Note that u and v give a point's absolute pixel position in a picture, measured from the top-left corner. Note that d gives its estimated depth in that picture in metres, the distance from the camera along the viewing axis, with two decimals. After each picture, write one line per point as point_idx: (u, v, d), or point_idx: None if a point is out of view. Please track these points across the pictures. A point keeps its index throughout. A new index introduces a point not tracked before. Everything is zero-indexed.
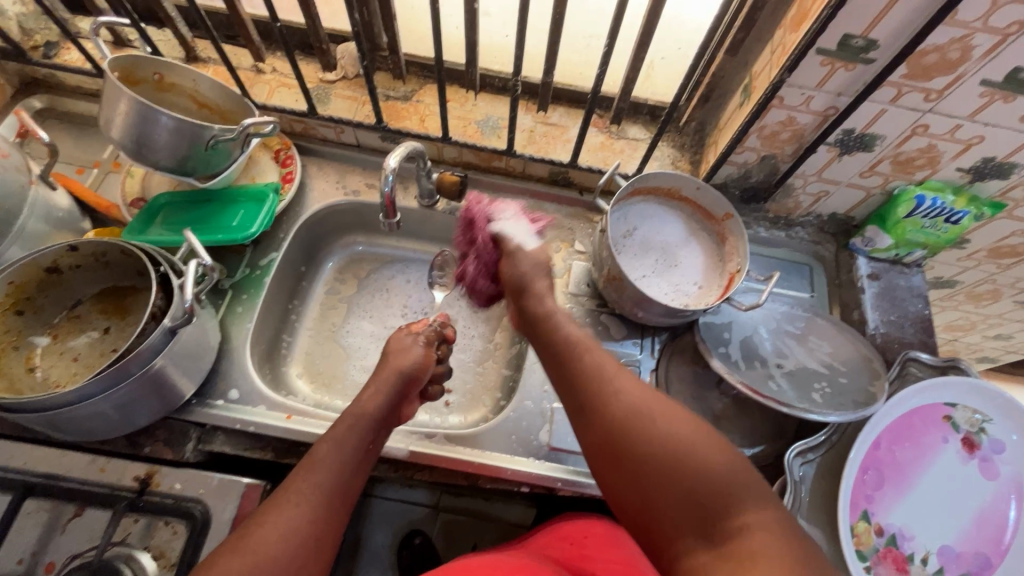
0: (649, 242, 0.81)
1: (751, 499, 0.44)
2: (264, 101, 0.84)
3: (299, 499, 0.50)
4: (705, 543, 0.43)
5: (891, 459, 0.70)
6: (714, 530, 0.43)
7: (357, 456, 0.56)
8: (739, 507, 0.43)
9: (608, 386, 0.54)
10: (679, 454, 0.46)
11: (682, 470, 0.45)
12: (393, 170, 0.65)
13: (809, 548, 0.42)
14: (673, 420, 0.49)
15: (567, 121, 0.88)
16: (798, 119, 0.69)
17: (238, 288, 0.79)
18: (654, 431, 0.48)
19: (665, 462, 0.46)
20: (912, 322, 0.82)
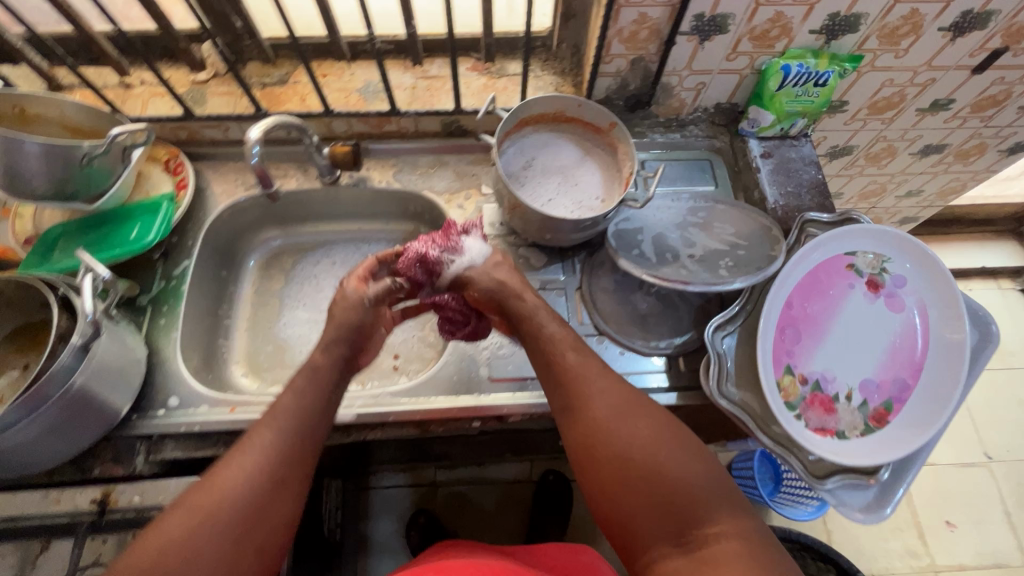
0: (546, 168, 0.84)
1: (724, 508, 0.54)
2: (139, 114, 0.83)
3: (244, 461, 0.54)
4: (679, 546, 0.53)
5: (804, 315, 0.74)
6: (689, 536, 0.53)
7: (319, 409, 0.60)
8: (712, 519, 0.53)
9: (595, 391, 0.62)
10: (662, 471, 0.55)
11: (665, 485, 0.55)
12: (256, 141, 0.66)
13: (770, 557, 0.50)
14: (658, 435, 0.58)
15: (447, 70, 0.89)
16: (649, 14, 0.71)
17: (157, 302, 0.79)
18: (635, 449, 0.57)
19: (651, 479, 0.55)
20: (808, 189, 0.86)
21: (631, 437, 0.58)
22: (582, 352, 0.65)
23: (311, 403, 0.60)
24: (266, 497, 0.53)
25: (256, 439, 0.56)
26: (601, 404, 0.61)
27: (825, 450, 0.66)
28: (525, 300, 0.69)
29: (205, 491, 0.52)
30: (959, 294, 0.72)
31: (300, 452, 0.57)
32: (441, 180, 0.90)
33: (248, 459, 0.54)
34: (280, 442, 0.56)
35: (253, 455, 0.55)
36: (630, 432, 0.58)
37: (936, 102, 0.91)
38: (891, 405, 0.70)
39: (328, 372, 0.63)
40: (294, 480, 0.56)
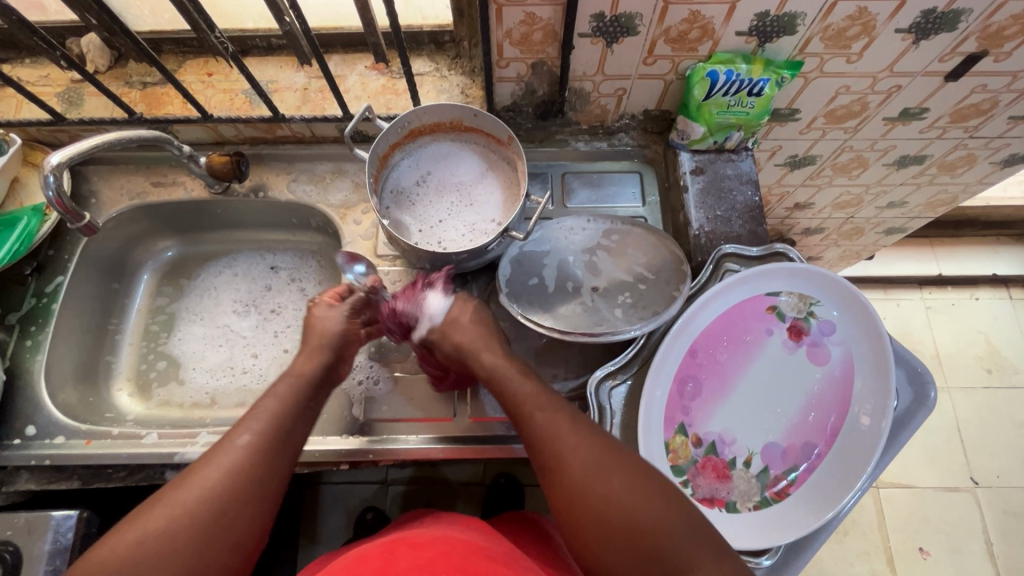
0: (443, 185, 0.76)
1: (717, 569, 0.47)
2: (12, 117, 0.78)
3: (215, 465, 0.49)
4: None
5: (710, 365, 0.66)
6: None
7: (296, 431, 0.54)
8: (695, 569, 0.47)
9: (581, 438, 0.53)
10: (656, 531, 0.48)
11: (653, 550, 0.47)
12: (54, 168, 0.58)
13: None
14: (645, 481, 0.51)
15: (344, 69, 0.80)
16: (538, 15, 0.61)
17: (25, 321, 0.75)
18: (620, 506, 0.49)
19: (637, 544, 0.47)
20: (740, 213, 0.75)
21: (620, 495, 0.49)
22: (558, 404, 0.56)
23: (289, 406, 0.55)
24: (237, 508, 0.48)
25: (226, 447, 0.50)
26: (584, 457, 0.52)
27: None
28: (485, 360, 0.60)
29: (167, 506, 0.46)
30: (890, 351, 0.63)
31: (277, 465, 0.51)
32: (338, 192, 0.82)
33: (214, 467, 0.49)
34: (259, 447, 0.51)
35: (225, 461, 0.49)
36: (618, 488, 0.50)
37: (906, 111, 0.78)
38: (795, 473, 0.63)
39: (309, 377, 0.58)
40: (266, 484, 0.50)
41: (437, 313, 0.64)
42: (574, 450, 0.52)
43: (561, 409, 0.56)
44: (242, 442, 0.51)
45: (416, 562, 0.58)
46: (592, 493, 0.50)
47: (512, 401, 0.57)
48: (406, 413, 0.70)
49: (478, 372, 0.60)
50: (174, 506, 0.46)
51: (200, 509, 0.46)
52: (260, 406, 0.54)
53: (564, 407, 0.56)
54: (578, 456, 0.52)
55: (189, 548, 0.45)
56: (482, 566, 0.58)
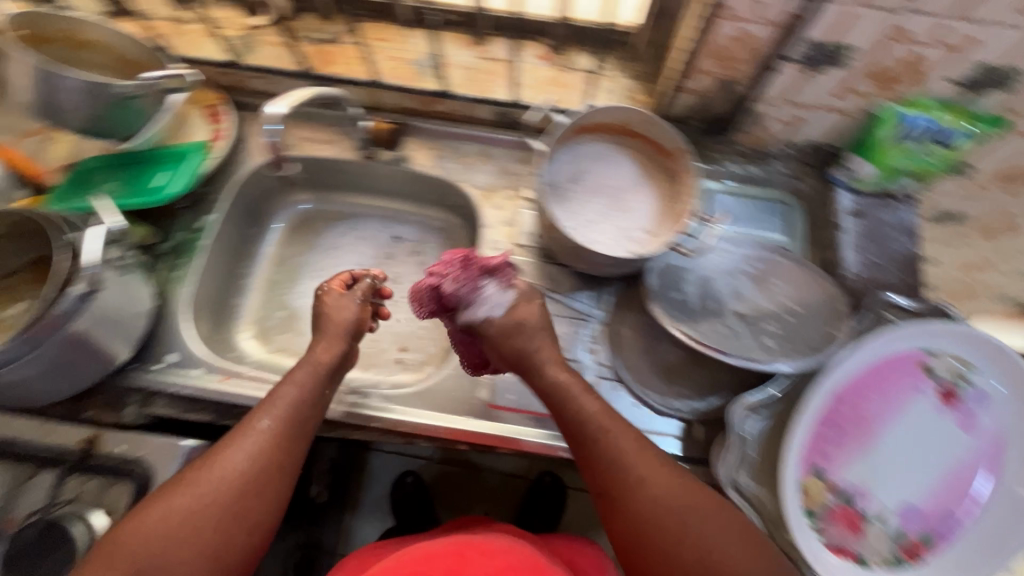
0: (596, 185, 0.75)
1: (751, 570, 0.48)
2: (188, 54, 0.80)
3: (238, 454, 0.51)
4: None
5: (855, 414, 0.64)
6: None
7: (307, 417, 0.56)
8: None
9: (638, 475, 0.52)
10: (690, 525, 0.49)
11: (683, 544, 0.49)
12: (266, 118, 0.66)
13: None
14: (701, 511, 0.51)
15: (511, 54, 0.80)
16: (752, 31, 0.60)
17: (175, 253, 0.77)
18: (660, 500, 0.50)
19: (666, 538, 0.49)
20: (897, 262, 0.73)
21: (661, 493, 0.51)
22: (611, 415, 0.55)
23: (308, 401, 0.56)
24: (258, 495, 0.51)
25: (276, 406, 0.55)
26: (631, 456, 0.52)
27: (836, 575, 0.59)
28: (548, 374, 0.58)
29: (223, 455, 0.51)
30: None
31: (283, 453, 0.53)
32: (482, 174, 0.82)
33: (260, 418, 0.53)
34: (277, 434, 0.53)
35: (269, 417, 0.54)
36: (660, 483, 0.51)
37: None
38: (930, 539, 0.61)
39: (326, 367, 0.59)
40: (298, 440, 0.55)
41: (498, 312, 0.61)
42: (620, 448, 0.53)
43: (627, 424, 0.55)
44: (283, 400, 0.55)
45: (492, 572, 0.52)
46: (630, 490, 0.51)
47: (565, 413, 0.56)
48: (529, 406, 0.70)
49: (540, 387, 0.59)
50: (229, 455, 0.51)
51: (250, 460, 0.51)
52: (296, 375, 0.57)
53: (617, 414, 0.55)
54: (621, 450, 0.53)
55: (210, 533, 0.48)
56: None
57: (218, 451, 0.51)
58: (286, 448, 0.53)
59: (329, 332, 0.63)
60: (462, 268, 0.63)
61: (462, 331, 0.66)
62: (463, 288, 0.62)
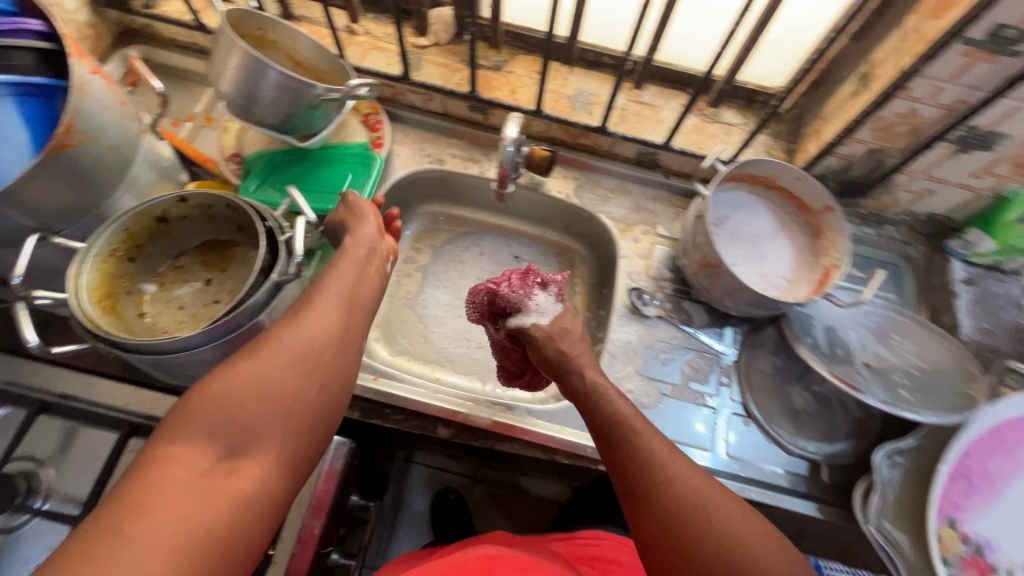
0: (738, 231, 0.79)
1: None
2: (358, 64, 0.84)
3: (270, 397, 0.46)
4: None
5: (982, 469, 0.68)
6: None
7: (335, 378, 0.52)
8: None
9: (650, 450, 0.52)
10: (735, 536, 0.46)
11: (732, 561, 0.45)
12: (512, 141, 0.65)
13: None
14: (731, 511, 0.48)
15: (660, 101, 0.86)
16: (920, 111, 0.66)
17: (327, 250, 0.80)
18: (695, 507, 0.48)
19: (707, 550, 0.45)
20: (1008, 332, 0.79)
21: (701, 498, 0.48)
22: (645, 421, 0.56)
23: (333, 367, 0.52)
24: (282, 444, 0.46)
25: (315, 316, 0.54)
26: (667, 461, 0.51)
27: None
28: (586, 376, 0.62)
29: (259, 383, 0.47)
30: None
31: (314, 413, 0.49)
32: (619, 208, 0.87)
33: (308, 325, 0.53)
34: (305, 387, 0.49)
35: (312, 327, 0.53)
36: (696, 489, 0.49)
37: None
38: None
39: (340, 327, 0.56)
40: (349, 359, 0.54)
41: (547, 318, 0.67)
42: (653, 451, 0.52)
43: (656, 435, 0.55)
44: (321, 315, 0.55)
45: None
46: (669, 492, 0.49)
47: (601, 418, 0.57)
48: (668, 434, 0.73)
49: (575, 387, 0.62)
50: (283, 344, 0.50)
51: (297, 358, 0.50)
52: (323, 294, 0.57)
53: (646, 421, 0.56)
54: (654, 453, 0.52)
55: (235, 477, 0.41)
56: None
57: (285, 373, 0.48)
58: (334, 352, 0.53)
59: (349, 274, 0.61)
60: (519, 275, 0.70)
61: (506, 340, 0.72)
62: (510, 292, 0.68)
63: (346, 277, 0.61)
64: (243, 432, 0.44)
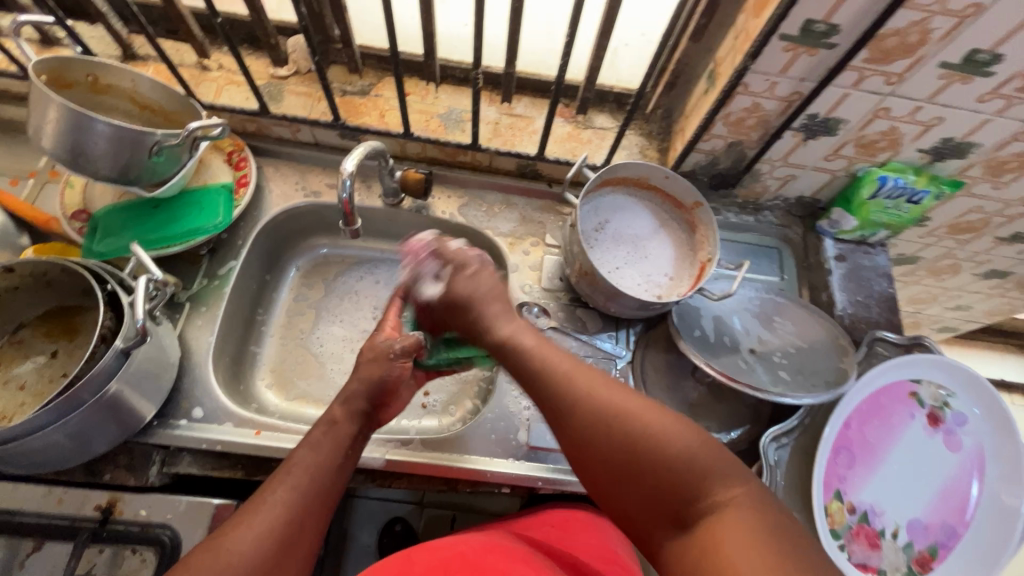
0: (618, 234, 0.80)
1: (717, 477, 0.43)
2: (212, 101, 0.80)
3: (271, 506, 0.47)
4: (680, 528, 0.43)
5: (862, 438, 0.71)
6: (686, 515, 0.43)
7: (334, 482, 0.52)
8: (706, 490, 0.43)
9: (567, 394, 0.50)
10: (635, 422, 0.46)
11: (637, 450, 0.45)
12: (352, 174, 0.61)
13: (777, 520, 0.40)
14: (648, 414, 0.47)
15: (532, 111, 0.86)
16: (763, 105, 0.69)
17: (196, 301, 0.75)
18: (586, 405, 0.49)
19: (613, 440, 0.46)
20: (878, 301, 0.83)
21: (604, 401, 0.48)
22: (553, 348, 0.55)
23: (326, 462, 0.52)
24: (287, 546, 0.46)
25: (276, 497, 0.48)
26: (573, 377, 0.51)
27: None
28: None
29: (264, 501, 0.48)
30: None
31: (317, 505, 0.50)
32: (506, 222, 0.86)
33: (271, 512, 0.47)
34: (307, 487, 0.50)
35: (268, 519, 0.46)
36: (598, 395, 0.49)
37: (1017, 235, 0.89)
38: (936, 550, 0.68)
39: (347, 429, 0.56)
40: (308, 537, 0.48)
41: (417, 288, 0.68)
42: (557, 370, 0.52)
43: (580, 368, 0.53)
44: (279, 507, 0.47)
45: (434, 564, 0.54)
46: (572, 398, 0.50)
47: (512, 358, 0.56)
48: None
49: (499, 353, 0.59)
50: (233, 549, 0.44)
51: (251, 565, 0.44)
52: (291, 476, 0.50)
53: (555, 345, 0.56)
54: (561, 371, 0.52)
55: None
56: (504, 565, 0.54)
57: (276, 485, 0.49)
58: (296, 535, 0.47)
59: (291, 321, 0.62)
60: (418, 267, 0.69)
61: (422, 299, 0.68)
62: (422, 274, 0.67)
63: (326, 461, 0.52)
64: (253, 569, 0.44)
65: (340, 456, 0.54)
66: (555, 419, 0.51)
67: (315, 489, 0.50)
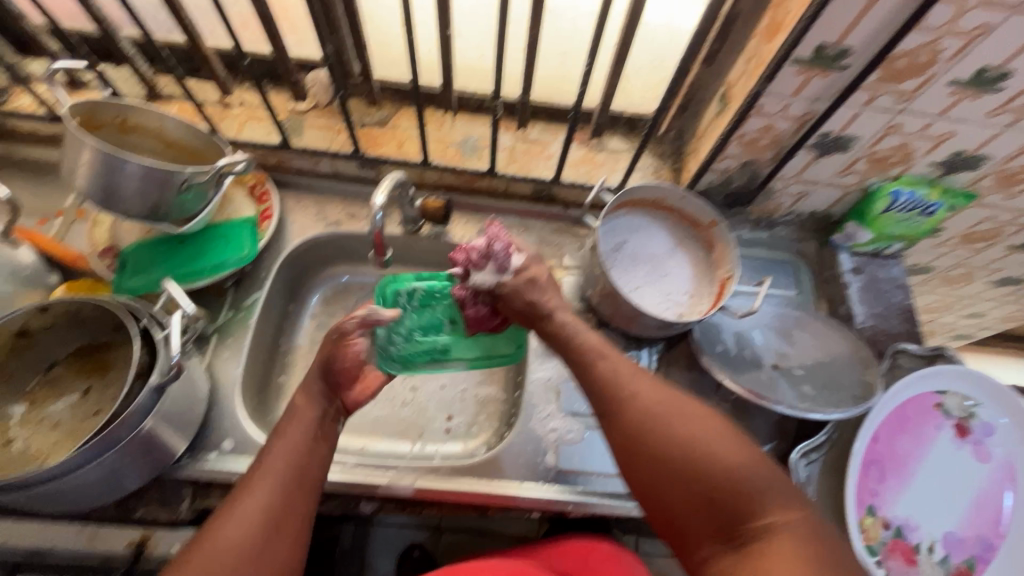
0: (637, 254, 0.81)
1: (774, 503, 0.47)
2: (235, 136, 0.82)
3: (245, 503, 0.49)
4: (727, 542, 0.47)
5: (890, 452, 0.71)
6: (737, 532, 0.46)
7: (311, 468, 0.52)
8: (761, 510, 0.46)
9: (629, 392, 0.53)
10: (692, 440, 0.50)
11: (693, 461, 0.49)
12: (382, 207, 0.62)
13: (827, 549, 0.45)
14: (708, 434, 0.50)
15: (547, 137, 0.87)
16: (776, 125, 0.71)
17: (223, 333, 0.76)
18: (652, 411, 0.52)
19: (672, 447, 0.50)
20: (897, 313, 0.84)
21: (667, 411, 0.52)
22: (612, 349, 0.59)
23: (298, 444, 0.53)
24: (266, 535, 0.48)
25: (257, 493, 0.49)
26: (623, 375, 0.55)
27: None
28: None
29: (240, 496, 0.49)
30: None
31: (295, 493, 0.51)
32: (524, 245, 0.87)
33: (245, 507, 0.48)
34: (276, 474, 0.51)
35: (248, 510, 0.48)
36: (653, 399, 0.53)
37: None
38: (974, 564, 0.67)
39: (314, 404, 0.56)
40: (294, 516, 0.50)
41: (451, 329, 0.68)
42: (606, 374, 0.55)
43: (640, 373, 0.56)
44: (255, 501, 0.49)
45: None
46: (630, 403, 0.53)
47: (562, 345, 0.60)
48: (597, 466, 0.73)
49: None
50: (219, 543, 0.46)
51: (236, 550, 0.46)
52: (267, 467, 0.51)
53: (615, 347, 0.59)
54: (618, 379, 0.55)
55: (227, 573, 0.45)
56: None
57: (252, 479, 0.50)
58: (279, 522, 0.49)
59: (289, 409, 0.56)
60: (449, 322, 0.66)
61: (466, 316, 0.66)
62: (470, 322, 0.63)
63: (297, 444, 0.53)
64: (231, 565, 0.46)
65: (311, 438, 0.54)
66: (608, 415, 0.54)
67: (294, 474, 0.51)
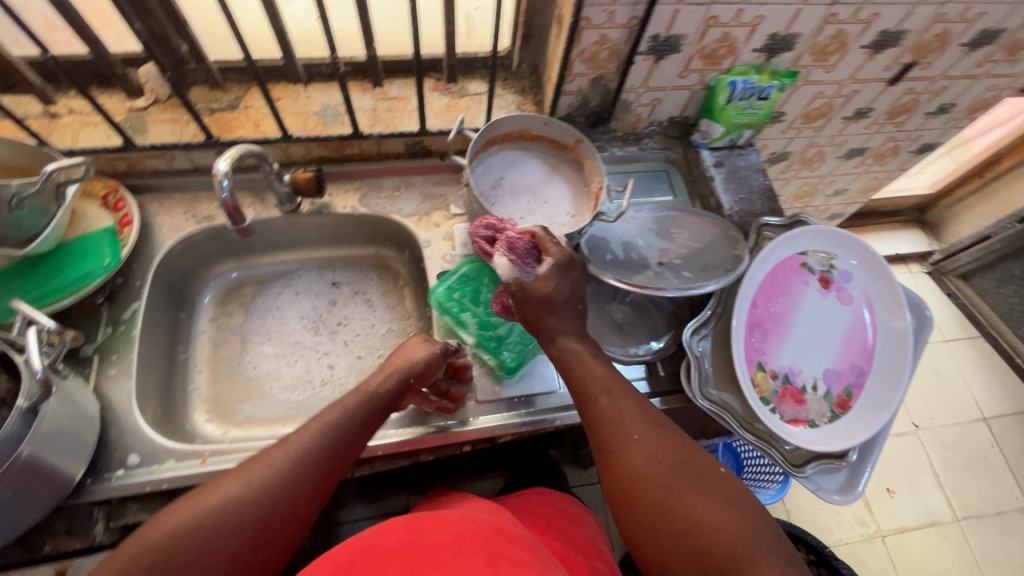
0: (515, 186, 0.83)
1: (760, 555, 0.47)
2: (70, 146, 0.76)
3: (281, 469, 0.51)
4: None
5: (769, 313, 0.78)
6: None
7: (347, 454, 0.56)
8: (748, 567, 0.46)
9: (631, 435, 0.56)
10: (682, 496, 0.51)
11: (684, 515, 0.50)
12: (225, 174, 0.62)
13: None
14: (702, 491, 0.51)
15: (406, 92, 0.88)
16: (609, 36, 0.74)
17: (104, 351, 0.71)
18: (642, 456, 0.54)
19: (670, 500, 0.51)
20: (759, 194, 0.91)
21: (657, 455, 0.54)
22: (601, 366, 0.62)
23: (348, 431, 0.57)
24: (284, 510, 0.50)
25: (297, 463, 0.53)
26: (627, 420, 0.57)
27: (805, 439, 0.72)
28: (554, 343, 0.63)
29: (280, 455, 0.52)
30: (898, 285, 0.78)
31: (330, 471, 0.54)
32: (408, 203, 0.87)
33: (285, 473, 0.51)
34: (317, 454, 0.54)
35: (284, 473, 0.51)
36: (648, 446, 0.55)
37: (858, 111, 1.00)
38: (851, 391, 0.76)
39: (381, 397, 0.60)
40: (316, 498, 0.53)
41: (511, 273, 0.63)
42: (617, 411, 0.58)
43: (647, 412, 0.58)
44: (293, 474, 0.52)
45: (440, 540, 0.50)
46: (631, 444, 0.55)
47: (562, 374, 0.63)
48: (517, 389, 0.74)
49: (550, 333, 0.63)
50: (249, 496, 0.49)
51: (258, 516, 0.48)
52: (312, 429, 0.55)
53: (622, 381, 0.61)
54: (620, 414, 0.58)
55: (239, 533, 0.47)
56: (512, 547, 0.51)
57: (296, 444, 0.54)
58: (310, 492, 0.52)
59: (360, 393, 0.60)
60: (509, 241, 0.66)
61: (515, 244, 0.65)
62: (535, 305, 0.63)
63: (348, 426, 0.57)
64: (252, 529, 0.48)
65: (362, 425, 0.58)
66: (607, 456, 0.57)
67: (332, 456, 0.55)
